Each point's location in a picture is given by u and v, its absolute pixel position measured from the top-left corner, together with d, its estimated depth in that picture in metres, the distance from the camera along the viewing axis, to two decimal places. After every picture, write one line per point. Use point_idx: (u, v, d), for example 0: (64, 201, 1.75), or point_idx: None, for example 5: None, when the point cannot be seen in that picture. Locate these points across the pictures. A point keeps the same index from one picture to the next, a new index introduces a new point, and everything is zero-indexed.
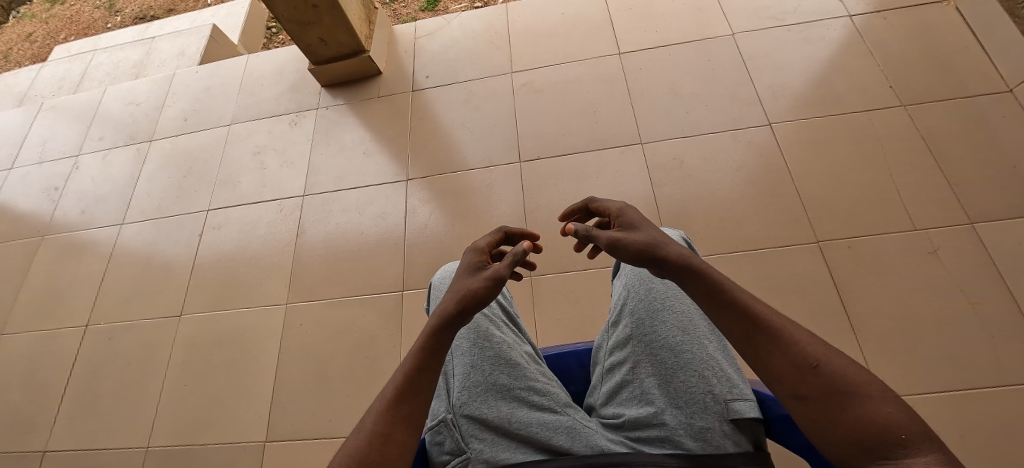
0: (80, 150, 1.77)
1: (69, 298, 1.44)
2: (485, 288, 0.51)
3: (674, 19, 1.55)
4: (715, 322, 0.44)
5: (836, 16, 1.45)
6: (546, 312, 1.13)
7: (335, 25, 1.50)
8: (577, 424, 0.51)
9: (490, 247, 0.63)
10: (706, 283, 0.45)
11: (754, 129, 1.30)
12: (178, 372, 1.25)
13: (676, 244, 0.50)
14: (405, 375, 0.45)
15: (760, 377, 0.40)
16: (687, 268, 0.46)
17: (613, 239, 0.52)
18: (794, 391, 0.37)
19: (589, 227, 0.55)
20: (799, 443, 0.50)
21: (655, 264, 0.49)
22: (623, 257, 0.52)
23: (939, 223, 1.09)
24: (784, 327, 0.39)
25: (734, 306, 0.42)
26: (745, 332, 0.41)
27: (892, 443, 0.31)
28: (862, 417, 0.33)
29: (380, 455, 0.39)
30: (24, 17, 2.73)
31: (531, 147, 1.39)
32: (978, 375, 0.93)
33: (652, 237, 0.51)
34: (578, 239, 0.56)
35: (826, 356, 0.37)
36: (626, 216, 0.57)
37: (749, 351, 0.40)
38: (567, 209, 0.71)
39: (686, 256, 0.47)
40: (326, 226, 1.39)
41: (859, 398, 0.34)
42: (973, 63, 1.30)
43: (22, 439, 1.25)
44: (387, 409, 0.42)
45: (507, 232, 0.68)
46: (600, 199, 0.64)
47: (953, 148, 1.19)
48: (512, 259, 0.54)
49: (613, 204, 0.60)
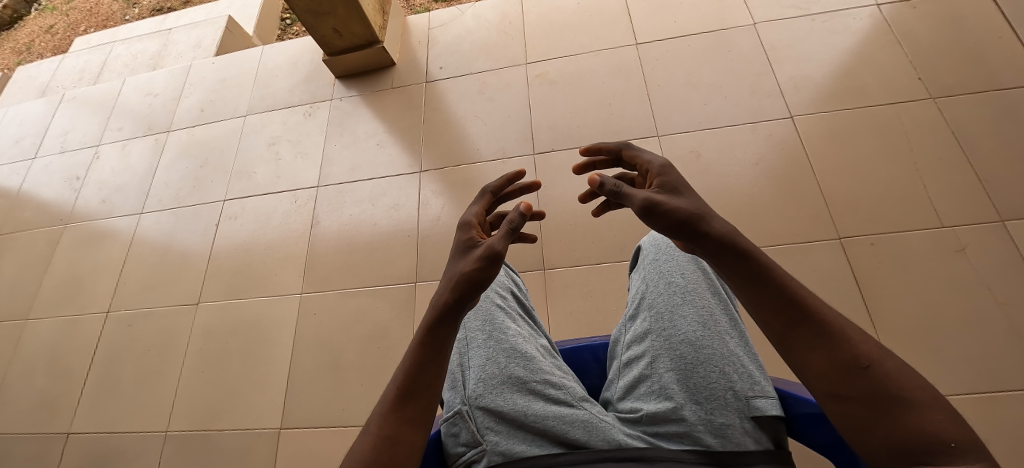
0: (100, 139, 1.81)
1: (91, 284, 1.47)
2: (478, 270, 0.49)
3: (692, 9, 1.52)
4: (752, 313, 0.43)
5: (862, 5, 1.41)
6: (557, 305, 1.12)
7: (349, 16, 1.50)
8: (593, 418, 0.51)
9: (480, 216, 0.60)
10: (752, 266, 0.42)
11: (775, 123, 1.27)
12: (196, 357, 1.28)
13: (720, 220, 0.46)
14: (405, 374, 0.44)
15: (796, 374, 0.39)
16: (732, 247, 0.43)
17: (653, 202, 0.47)
18: (832, 390, 0.36)
19: (622, 184, 0.50)
20: (826, 442, 0.50)
21: (693, 239, 0.46)
22: (657, 224, 0.48)
23: (967, 221, 1.06)
24: (839, 322, 0.38)
25: (780, 293, 0.40)
26: (785, 326, 0.39)
27: (942, 450, 0.30)
28: (908, 423, 0.32)
29: (389, 458, 0.39)
30: (46, 9, 2.78)
31: (545, 139, 1.38)
32: (1005, 377, 0.90)
33: (698, 208, 0.47)
34: (603, 192, 0.52)
35: (880, 357, 0.35)
36: (670, 178, 0.51)
37: (786, 343, 0.39)
38: (584, 147, 0.63)
39: (730, 234, 0.44)
40: (339, 217, 1.40)
41: (909, 403, 0.32)
42: (1007, 54, 1.24)
43: (48, 421, 1.28)
44: (387, 411, 0.42)
45: (493, 190, 0.65)
46: (639, 149, 0.57)
47: (983, 143, 1.14)
48: (506, 231, 0.51)
49: (656, 161, 0.54)
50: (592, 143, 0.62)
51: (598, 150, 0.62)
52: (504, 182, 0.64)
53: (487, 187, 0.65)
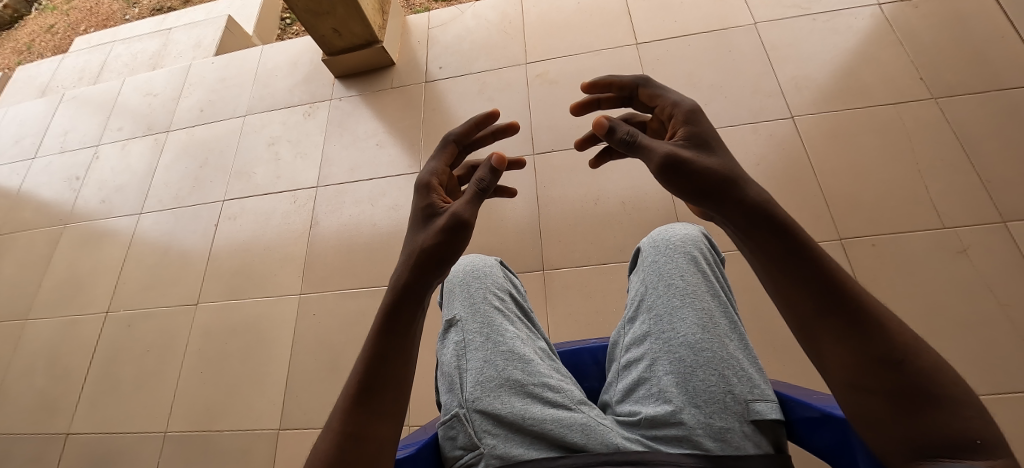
0: (100, 139, 1.80)
1: (91, 285, 1.47)
2: (436, 243, 0.47)
3: (692, 8, 1.51)
4: (776, 292, 0.41)
5: (864, 4, 1.40)
6: (556, 306, 1.12)
7: (348, 15, 1.50)
8: (591, 421, 0.50)
9: (444, 172, 0.56)
10: (791, 240, 0.39)
11: (775, 123, 1.26)
12: (196, 358, 1.27)
13: (756, 185, 0.43)
14: (362, 367, 0.43)
15: (813, 363, 0.39)
16: (772, 221, 0.40)
17: (675, 158, 0.45)
18: (853, 381, 0.36)
19: (640, 136, 0.48)
20: (826, 445, 0.49)
21: (717, 198, 0.43)
22: (678, 178, 0.45)
23: (969, 222, 1.05)
24: (879, 306, 0.36)
25: (818, 274, 0.37)
26: (814, 310, 0.38)
27: (968, 446, 0.31)
28: (940, 420, 0.32)
29: (347, 456, 0.38)
30: (46, 9, 2.78)
31: (545, 140, 1.37)
32: (1007, 379, 0.90)
33: (729, 168, 0.44)
34: (615, 140, 0.50)
35: (915, 350, 0.34)
36: (700, 127, 0.48)
37: (809, 327, 0.38)
38: (588, 82, 0.58)
39: (764, 202, 0.41)
40: (339, 217, 1.40)
41: (945, 400, 0.32)
42: (1009, 54, 1.24)
43: (47, 422, 1.28)
44: (349, 407, 0.41)
45: (456, 138, 0.57)
46: (666, 91, 0.52)
47: (986, 143, 1.14)
48: (470, 200, 0.49)
49: (685, 105, 0.50)
50: (599, 77, 0.57)
51: (607, 85, 0.56)
52: (468, 129, 0.57)
53: (448, 134, 0.58)
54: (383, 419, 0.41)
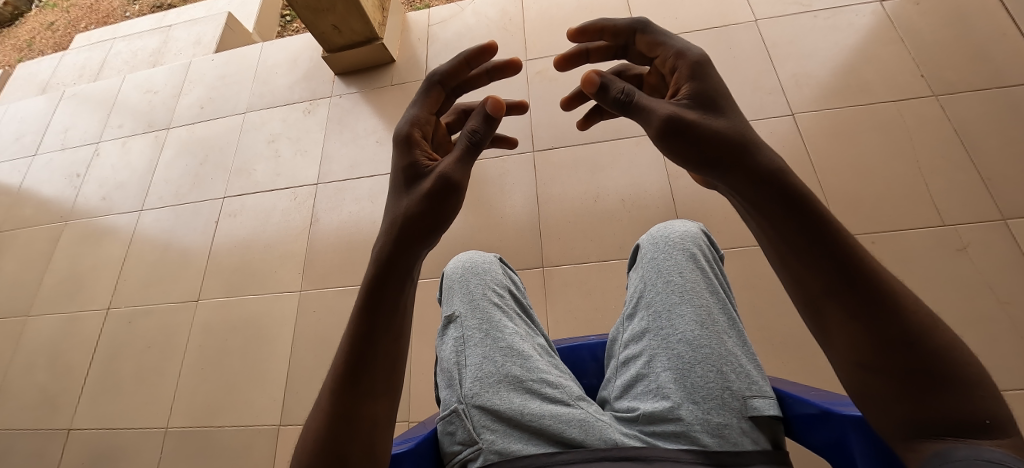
0: (100, 137, 1.80)
1: (91, 281, 1.48)
2: (416, 205, 0.44)
3: (693, 5, 1.51)
4: (783, 271, 0.40)
5: (865, 1, 1.39)
6: (556, 303, 1.12)
7: (348, 12, 1.49)
8: (590, 417, 0.51)
9: (427, 117, 0.53)
10: (806, 214, 0.37)
11: (776, 120, 1.26)
12: (196, 355, 1.28)
13: (769, 151, 0.40)
14: (348, 345, 0.42)
15: (819, 342, 0.40)
16: (789, 194, 0.38)
17: (676, 118, 0.42)
18: (860, 362, 0.36)
19: (638, 96, 0.47)
20: (822, 443, 0.49)
21: (728, 164, 0.41)
22: (681, 137, 0.43)
23: (970, 219, 1.05)
24: (900, 283, 0.35)
25: (831, 254, 0.36)
26: (821, 290, 0.37)
27: (977, 426, 0.32)
28: (954, 402, 0.33)
29: (335, 435, 0.39)
30: (47, 6, 2.77)
31: (545, 137, 1.37)
32: (1006, 377, 0.90)
33: (736, 129, 0.42)
34: (608, 98, 0.49)
35: (929, 331, 0.34)
36: (705, 84, 0.45)
37: (811, 306, 0.38)
38: (576, 28, 0.56)
39: (778, 169, 0.39)
40: (339, 214, 1.40)
41: (964, 382, 0.33)
42: (1011, 51, 1.23)
43: (49, 418, 1.29)
44: (337, 389, 0.41)
45: (441, 78, 0.55)
46: (671, 41, 0.50)
47: (987, 141, 1.14)
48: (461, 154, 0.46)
49: (691, 57, 0.47)
50: (588, 22, 0.55)
51: (597, 31, 0.55)
52: (455, 69, 0.54)
53: (432, 74, 0.55)
54: (376, 398, 0.41)
